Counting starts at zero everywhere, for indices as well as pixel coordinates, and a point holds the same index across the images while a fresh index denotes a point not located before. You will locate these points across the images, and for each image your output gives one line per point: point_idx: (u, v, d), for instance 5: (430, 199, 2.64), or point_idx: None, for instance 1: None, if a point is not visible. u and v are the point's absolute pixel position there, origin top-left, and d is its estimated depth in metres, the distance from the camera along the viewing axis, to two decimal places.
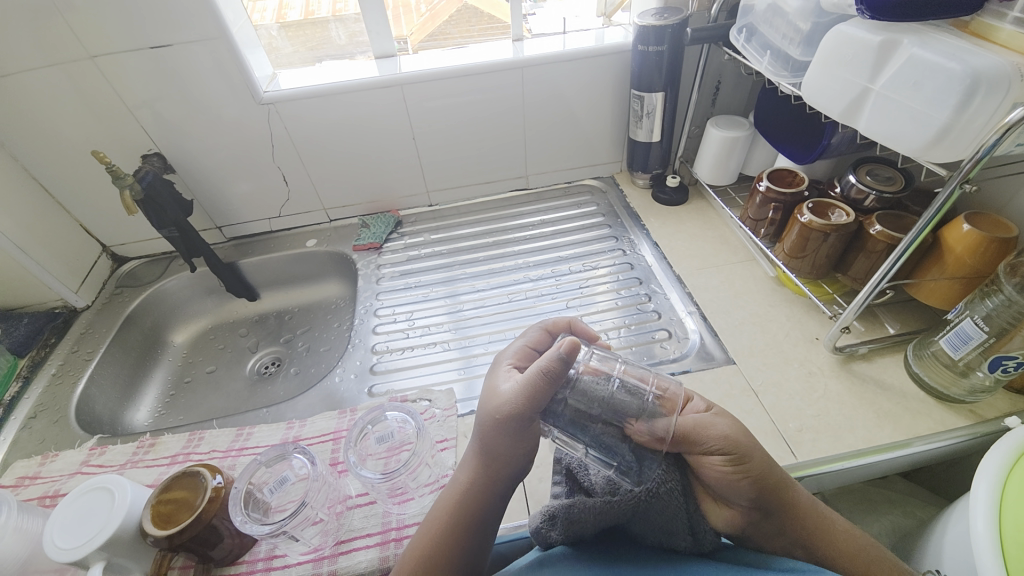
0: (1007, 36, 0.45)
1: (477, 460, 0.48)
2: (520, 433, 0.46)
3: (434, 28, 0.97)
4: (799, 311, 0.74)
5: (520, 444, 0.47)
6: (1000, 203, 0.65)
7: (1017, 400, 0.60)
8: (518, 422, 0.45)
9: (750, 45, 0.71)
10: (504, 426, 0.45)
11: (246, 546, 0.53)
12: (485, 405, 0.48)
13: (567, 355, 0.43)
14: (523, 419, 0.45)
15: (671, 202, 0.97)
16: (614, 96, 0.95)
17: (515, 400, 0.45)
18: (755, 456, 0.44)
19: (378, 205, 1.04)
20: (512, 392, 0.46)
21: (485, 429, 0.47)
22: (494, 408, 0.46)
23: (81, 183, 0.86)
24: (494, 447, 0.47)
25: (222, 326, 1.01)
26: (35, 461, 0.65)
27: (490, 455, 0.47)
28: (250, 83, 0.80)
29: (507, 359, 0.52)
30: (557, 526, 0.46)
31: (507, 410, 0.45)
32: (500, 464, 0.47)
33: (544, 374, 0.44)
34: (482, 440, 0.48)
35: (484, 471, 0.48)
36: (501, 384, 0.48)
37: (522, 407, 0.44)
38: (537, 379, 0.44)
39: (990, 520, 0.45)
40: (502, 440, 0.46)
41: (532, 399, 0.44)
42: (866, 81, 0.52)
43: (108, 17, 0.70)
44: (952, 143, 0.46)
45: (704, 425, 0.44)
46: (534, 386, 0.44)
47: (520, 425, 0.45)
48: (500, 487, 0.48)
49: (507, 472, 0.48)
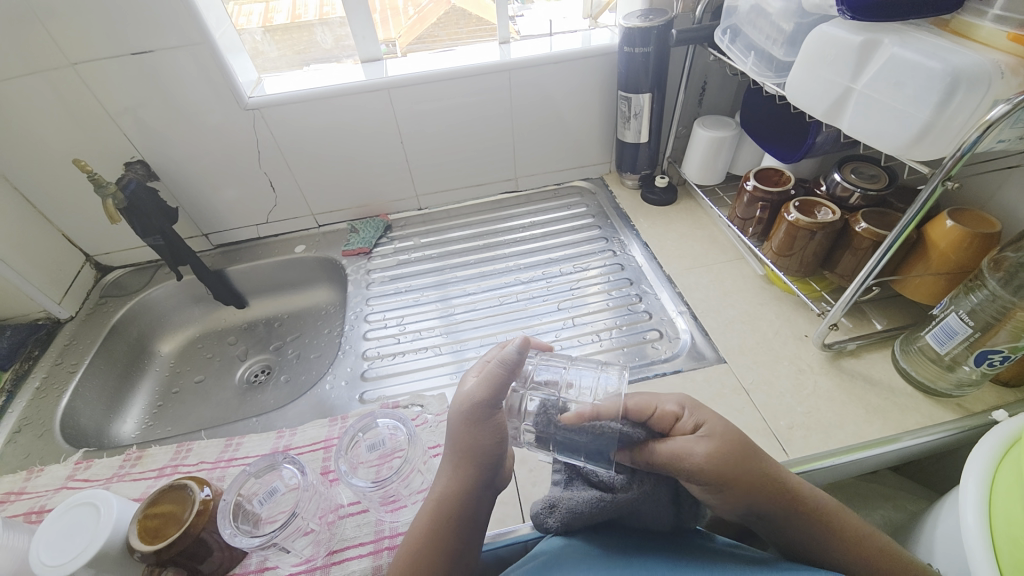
0: (987, 34, 0.46)
1: (449, 464, 0.48)
2: (483, 425, 0.48)
3: (422, 31, 0.97)
4: (788, 309, 0.75)
5: (488, 439, 0.47)
6: (983, 198, 0.66)
7: (1003, 393, 0.60)
8: (482, 412, 0.48)
9: (734, 45, 0.72)
10: (470, 418, 0.48)
11: (237, 559, 0.52)
12: (452, 406, 0.50)
13: (520, 348, 0.51)
14: (487, 409, 0.48)
15: (660, 203, 0.98)
16: (601, 97, 0.95)
17: (477, 390, 0.49)
18: (739, 483, 0.41)
19: (367, 209, 1.03)
20: (470, 386, 0.49)
21: (454, 427, 0.49)
22: (459, 403, 0.49)
23: (63, 192, 0.84)
24: (464, 446, 0.48)
25: (210, 334, 0.99)
26: (19, 477, 0.63)
27: (461, 453, 0.48)
28: (235, 87, 0.79)
29: (472, 373, 0.55)
30: (554, 514, 0.47)
31: (470, 402, 0.48)
32: (474, 465, 0.47)
33: (501, 364, 0.50)
34: (452, 441, 0.49)
35: (458, 473, 0.47)
36: (465, 384, 0.51)
37: (480, 395, 0.48)
38: (496, 369, 0.50)
39: (979, 511, 0.45)
40: (469, 436, 0.48)
41: (491, 386, 0.48)
42: (848, 80, 0.53)
43: (90, 22, 0.69)
44: (934, 141, 0.47)
45: (679, 454, 0.42)
46: (492, 375, 0.49)
47: (485, 415, 0.48)
48: (478, 491, 0.47)
49: (480, 474, 0.47)
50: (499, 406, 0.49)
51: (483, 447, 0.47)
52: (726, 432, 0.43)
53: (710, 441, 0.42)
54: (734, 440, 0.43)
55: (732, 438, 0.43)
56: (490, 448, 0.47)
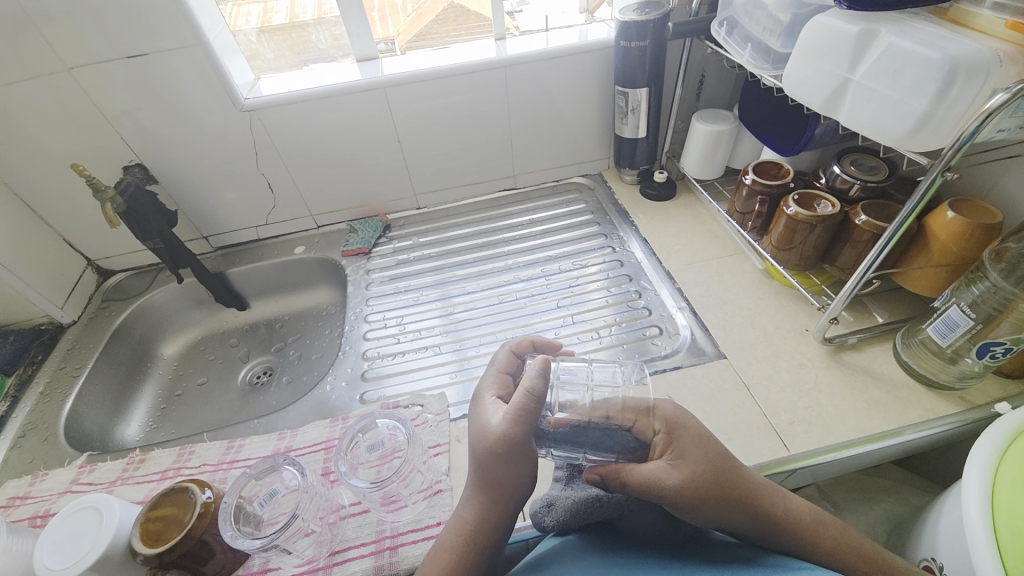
0: (986, 23, 0.45)
1: (478, 496, 0.46)
2: (517, 462, 0.45)
3: (421, 28, 0.97)
4: (788, 303, 0.74)
5: (519, 474, 0.46)
6: (985, 188, 0.65)
7: (1006, 385, 0.60)
8: (517, 450, 0.45)
9: (731, 38, 0.71)
10: (505, 456, 0.45)
11: (240, 561, 0.52)
12: (482, 443, 0.46)
13: (543, 371, 0.45)
14: (523, 446, 0.45)
15: (659, 197, 0.97)
16: (599, 92, 0.95)
17: (509, 429, 0.44)
18: (704, 509, 0.42)
19: (366, 209, 1.03)
20: (502, 424, 0.45)
21: (486, 463, 0.46)
22: (493, 442, 0.45)
23: (63, 198, 0.85)
24: (496, 480, 0.46)
25: (212, 336, 1.00)
26: (24, 481, 0.64)
27: (495, 482, 0.46)
28: (231, 90, 0.79)
29: (488, 391, 0.52)
30: (552, 512, 0.49)
31: (503, 440, 0.45)
32: (505, 491, 0.46)
33: (528, 395, 0.44)
34: (482, 474, 0.46)
35: (494, 500, 0.46)
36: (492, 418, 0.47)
37: (517, 435, 0.44)
38: (526, 403, 0.45)
39: (982, 505, 0.45)
40: (502, 473, 0.45)
41: (527, 423, 0.44)
42: (846, 71, 0.52)
43: (86, 26, 0.69)
44: (934, 130, 0.46)
45: (653, 482, 0.42)
46: (524, 410, 0.44)
47: (520, 451, 0.45)
48: (506, 514, 0.47)
49: (510, 501, 0.46)
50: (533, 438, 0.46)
51: (514, 483, 0.46)
52: (700, 461, 0.43)
53: (681, 471, 0.42)
54: (709, 456, 0.43)
55: (705, 467, 0.42)
56: (519, 482, 0.46)
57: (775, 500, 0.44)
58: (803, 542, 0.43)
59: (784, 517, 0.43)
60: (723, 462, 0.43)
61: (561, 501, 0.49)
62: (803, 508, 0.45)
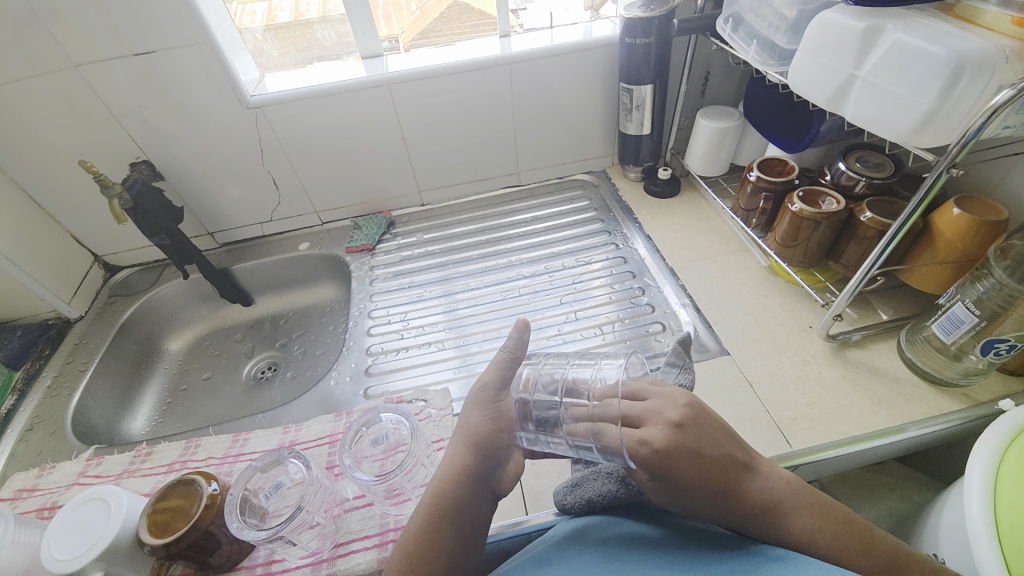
0: (992, 18, 0.45)
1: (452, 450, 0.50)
2: (488, 408, 0.51)
3: (425, 26, 0.97)
4: (792, 300, 0.74)
5: (490, 423, 0.50)
6: (991, 184, 0.64)
7: (1010, 382, 0.60)
8: (488, 396, 0.52)
9: (737, 34, 0.71)
10: (479, 402, 0.52)
11: (245, 552, 0.53)
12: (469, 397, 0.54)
13: (521, 331, 0.54)
14: (495, 392, 0.52)
15: (663, 194, 0.97)
16: (603, 89, 0.95)
17: (487, 375, 0.54)
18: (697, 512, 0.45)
19: (370, 206, 1.03)
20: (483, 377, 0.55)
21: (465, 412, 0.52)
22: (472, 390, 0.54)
23: (71, 194, 0.86)
24: (469, 429, 0.50)
25: (218, 332, 1.01)
26: (32, 473, 0.64)
27: (468, 432, 0.50)
28: (237, 87, 0.80)
29: None
30: (575, 491, 0.51)
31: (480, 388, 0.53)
32: (477, 443, 0.49)
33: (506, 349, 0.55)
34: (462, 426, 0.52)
35: (465, 451, 0.49)
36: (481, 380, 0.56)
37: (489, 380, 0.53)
38: (502, 358, 0.55)
39: (986, 501, 0.45)
40: (475, 418, 0.51)
41: (501, 371, 0.53)
42: (851, 68, 0.52)
43: (93, 23, 0.69)
44: (939, 127, 0.46)
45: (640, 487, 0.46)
46: (499, 362, 0.54)
47: (492, 399, 0.52)
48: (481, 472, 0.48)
49: (485, 453, 0.49)
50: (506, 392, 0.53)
51: (486, 432, 0.49)
52: (688, 489, 0.42)
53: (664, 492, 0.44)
54: (698, 486, 0.42)
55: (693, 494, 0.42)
56: (492, 434, 0.50)
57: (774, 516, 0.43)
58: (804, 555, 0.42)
59: (786, 535, 0.42)
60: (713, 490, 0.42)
61: (584, 480, 0.52)
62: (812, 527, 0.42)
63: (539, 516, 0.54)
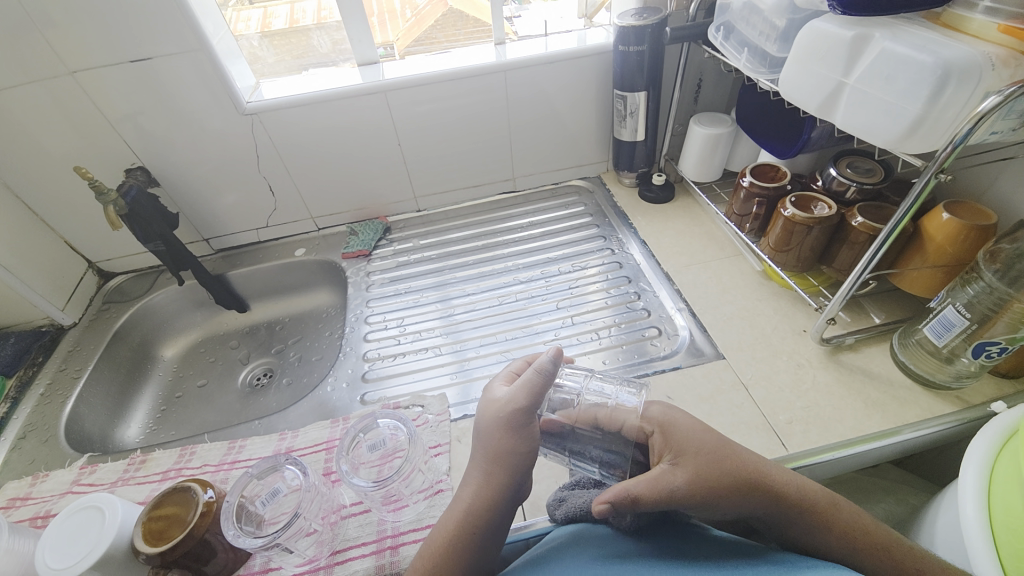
0: (979, 27, 0.46)
1: (478, 474, 0.48)
2: (519, 433, 0.48)
3: (420, 33, 0.98)
4: (786, 304, 0.75)
5: (522, 448, 0.48)
6: (980, 189, 0.66)
7: (1002, 384, 0.60)
8: (517, 418, 0.49)
9: (728, 42, 0.72)
10: (511, 425, 0.49)
11: (241, 560, 0.53)
12: (489, 414, 0.50)
13: (555, 358, 0.52)
14: (527, 417, 0.49)
15: (658, 200, 0.98)
16: (597, 96, 0.96)
17: (517, 396, 0.50)
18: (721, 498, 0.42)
19: (366, 212, 1.04)
20: (508, 395, 0.51)
21: (492, 434, 0.49)
22: (498, 411, 0.50)
23: (65, 201, 0.85)
24: (499, 453, 0.48)
25: (213, 338, 1.00)
26: (25, 482, 0.64)
27: (499, 458, 0.48)
28: (233, 93, 0.80)
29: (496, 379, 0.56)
30: (560, 507, 0.52)
31: (509, 408, 0.50)
32: (508, 470, 0.48)
33: (538, 373, 0.51)
34: (488, 446, 0.49)
35: (495, 477, 0.47)
36: (498, 393, 0.52)
37: (521, 403, 0.49)
38: (536, 378, 0.51)
39: (979, 502, 0.45)
40: (506, 443, 0.48)
41: (532, 395, 0.50)
42: (840, 75, 0.53)
43: (89, 30, 0.70)
44: (926, 133, 0.47)
45: (662, 482, 0.43)
46: (534, 382, 0.51)
47: (524, 422, 0.49)
48: (506, 495, 0.47)
49: (513, 476, 0.48)
50: (536, 412, 0.50)
51: (517, 457, 0.48)
52: (696, 450, 0.45)
53: (680, 465, 0.44)
54: (704, 443, 0.45)
55: (703, 457, 0.44)
56: (522, 458, 0.48)
57: (783, 480, 0.44)
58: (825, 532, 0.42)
59: (799, 495, 0.43)
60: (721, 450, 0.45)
61: (572, 499, 0.52)
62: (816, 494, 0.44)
63: (537, 521, 0.55)
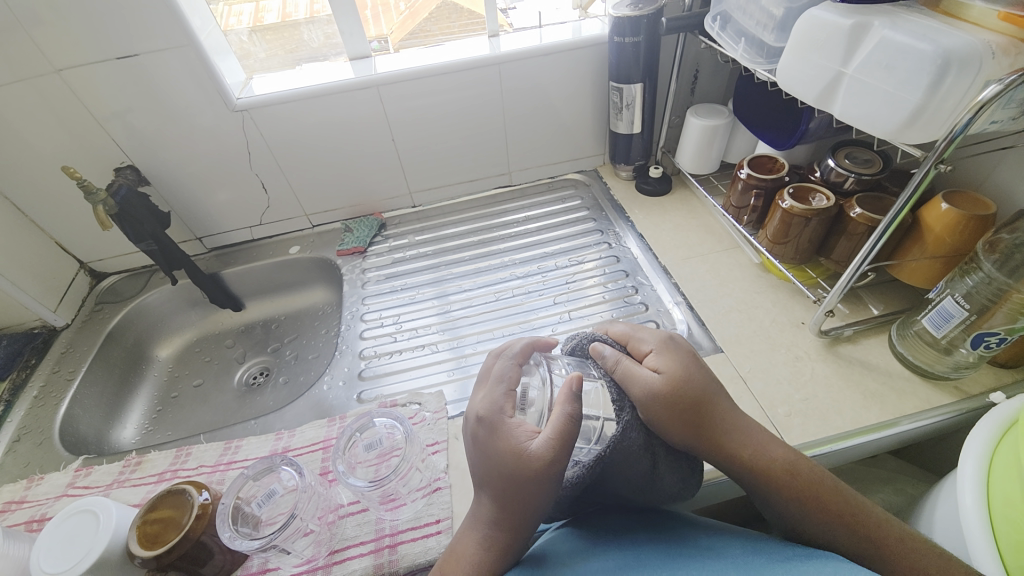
0: (978, 14, 0.45)
1: (513, 520, 0.44)
2: (554, 486, 0.44)
3: (414, 26, 0.96)
4: (785, 297, 0.74)
5: (554, 496, 0.44)
6: (979, 178, 0.65)
7: (1001, 374, 0.60)
8: (557, 477, 0.43)
9: (725, 32, 0.71)
10: (550, 483, 0.43)
11: (238, 561, 0.52)
12: (520, 471, 0.43)
13: (577, 391, 0.45)
14: (562, 470, 0.44)
15: (655, 193, 0.97)
16: (592, 88, 0.95)
17: (556, 456, 0.43)
18: (675, 416, 0.47)
19: (361, 208, 1.03)
20: (544, 452, 0.43)
21: (527, 489, 0.43)
22: (535, 471, 0.43)
23: (55, 201, 0.84)
24: (531, 502, 0.44)
25: (208, 338, 1.00)
26: (20, 486, 0.63)
27: (530, 507, 0.44)
28: (223, 90, 0.79)
29: (502, 412, 0.47)
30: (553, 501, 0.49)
31: (549, 469, 0.42)
32: (539, 515, 0.44)
33: (571, 421, 0.44)
34: (519, 498, 0.44)
35: (525, 521, 0.44)
36: (522, 441, 0.44)
37: (560, 461, 0.43)
38: (566, 426, 0.44)
39: (979, 493, 0.45)
40: (542, 496, 0.43)
41: (567, 447, 0.43)
42: (839, 65, 0.52)
43: (74, 24, 0.68)
44: (927, 123, 0.46)
45: (637, 381, 0.48)
46: (564, 432, 0.43)
47: (560, 475, 0.44)
48: (533, 531, 0.46)
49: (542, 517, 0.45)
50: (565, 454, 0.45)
51: (547, 504, 0.44)
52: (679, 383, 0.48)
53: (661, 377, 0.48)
54: (694, 383, 0.49)
55: (683, 387, 0.48)
56: (551, 504, 0.45)
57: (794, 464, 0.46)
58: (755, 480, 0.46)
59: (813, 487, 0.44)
60: (699, 399, 0.48)
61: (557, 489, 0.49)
62: (793, 469, 0.45)
63: None
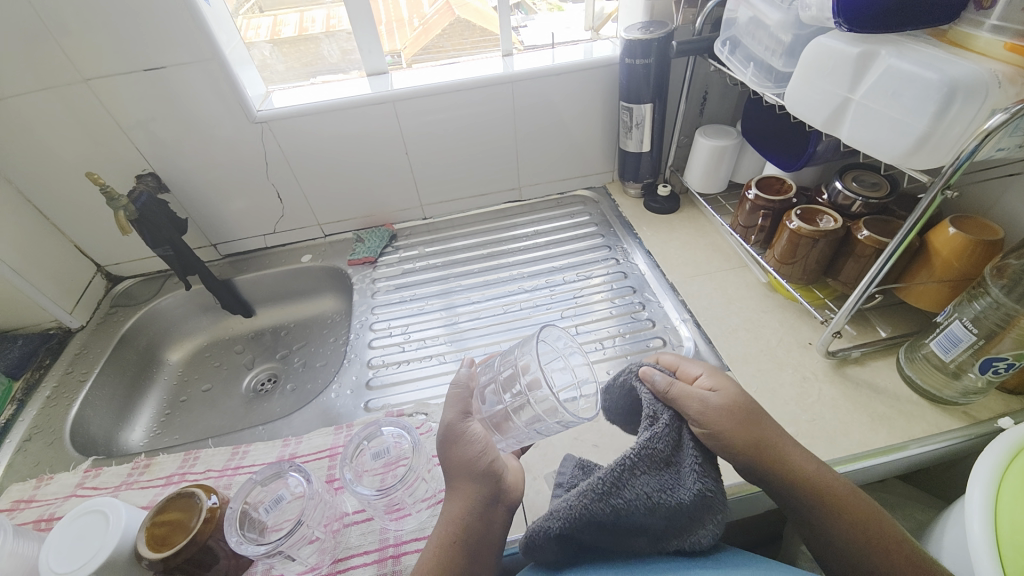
0: (985, 44, 0.46)
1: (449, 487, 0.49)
2: (458, 439, 0.50)
3: (427, 42, 0.99)
4: (792, 317, 0.75)
5: (469, 453, 0.49)
6: (987, 204, 0.65)
7: (1009, 401, 0.60)
8: (455, 431, 0.50)
9: (733, 57, 0.73)
10: (452, 439, 0.50)
11: (243, 567, 0.52)
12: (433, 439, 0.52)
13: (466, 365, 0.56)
14: (460, 425, 0.51)
15: (663, 211, 0.98)
16: (603, 107, 0.96)
17: (447, 413, 0.52)
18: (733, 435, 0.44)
19: (373, 219, 1.04)
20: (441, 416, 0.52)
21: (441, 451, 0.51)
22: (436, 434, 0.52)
23: (76, 205, 0.86)
24: (450, 462, 0.50)
25: (219, 343, 1.01)
26: (30, 484, 0.64)
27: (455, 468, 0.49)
28: (243, 102, 0.81)
29: None
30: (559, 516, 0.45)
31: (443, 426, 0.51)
32: (467, 475, 0.49)
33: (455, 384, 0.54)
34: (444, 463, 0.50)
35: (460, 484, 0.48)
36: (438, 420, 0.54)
37: (450, 416, 0.51)
38: (456, 391, 0.53)
39: (986, 520, 0.45)
40: (454, 453, 0.50)
41: (457, 406, 0.52)
42: (846, 91, 0.53)
43: (102, 37, 0.71)
44: (934, 148, 0.47)
45: (693, 397, 0.45)
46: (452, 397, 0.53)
47: (462, 431, 0.50)
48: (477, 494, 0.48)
49: (476, 478, 0.49)
50: (472, 417, 0.52)
51: (467, 461, 0.49)
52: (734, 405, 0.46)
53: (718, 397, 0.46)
54: (751, 406, 0.47)
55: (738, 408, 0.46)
56: (471, 461, 0.49)
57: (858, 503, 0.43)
58: (825, 507, 0.43)
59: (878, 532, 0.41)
60: (756, 422, 0.46)
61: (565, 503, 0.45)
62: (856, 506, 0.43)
63: None
